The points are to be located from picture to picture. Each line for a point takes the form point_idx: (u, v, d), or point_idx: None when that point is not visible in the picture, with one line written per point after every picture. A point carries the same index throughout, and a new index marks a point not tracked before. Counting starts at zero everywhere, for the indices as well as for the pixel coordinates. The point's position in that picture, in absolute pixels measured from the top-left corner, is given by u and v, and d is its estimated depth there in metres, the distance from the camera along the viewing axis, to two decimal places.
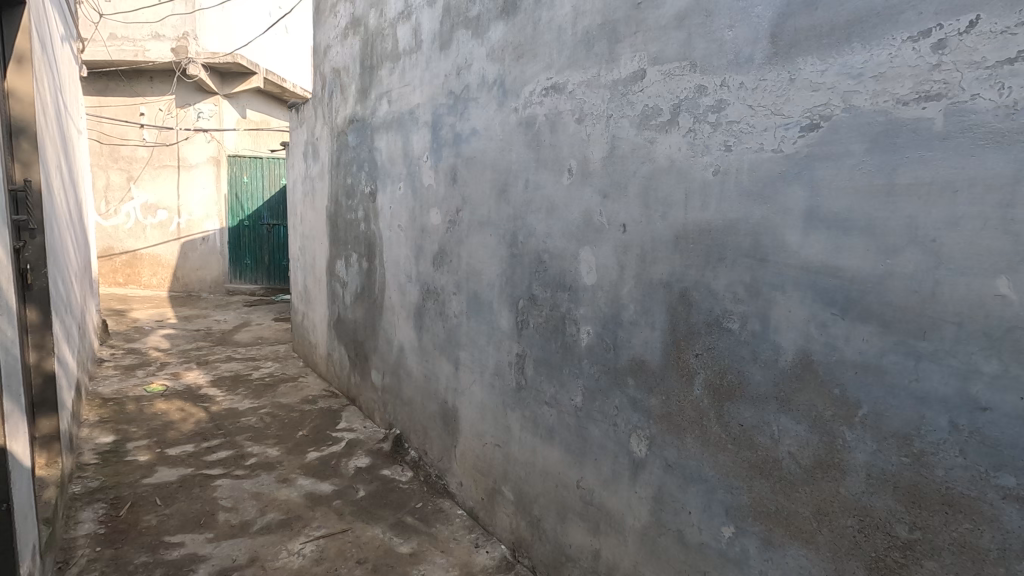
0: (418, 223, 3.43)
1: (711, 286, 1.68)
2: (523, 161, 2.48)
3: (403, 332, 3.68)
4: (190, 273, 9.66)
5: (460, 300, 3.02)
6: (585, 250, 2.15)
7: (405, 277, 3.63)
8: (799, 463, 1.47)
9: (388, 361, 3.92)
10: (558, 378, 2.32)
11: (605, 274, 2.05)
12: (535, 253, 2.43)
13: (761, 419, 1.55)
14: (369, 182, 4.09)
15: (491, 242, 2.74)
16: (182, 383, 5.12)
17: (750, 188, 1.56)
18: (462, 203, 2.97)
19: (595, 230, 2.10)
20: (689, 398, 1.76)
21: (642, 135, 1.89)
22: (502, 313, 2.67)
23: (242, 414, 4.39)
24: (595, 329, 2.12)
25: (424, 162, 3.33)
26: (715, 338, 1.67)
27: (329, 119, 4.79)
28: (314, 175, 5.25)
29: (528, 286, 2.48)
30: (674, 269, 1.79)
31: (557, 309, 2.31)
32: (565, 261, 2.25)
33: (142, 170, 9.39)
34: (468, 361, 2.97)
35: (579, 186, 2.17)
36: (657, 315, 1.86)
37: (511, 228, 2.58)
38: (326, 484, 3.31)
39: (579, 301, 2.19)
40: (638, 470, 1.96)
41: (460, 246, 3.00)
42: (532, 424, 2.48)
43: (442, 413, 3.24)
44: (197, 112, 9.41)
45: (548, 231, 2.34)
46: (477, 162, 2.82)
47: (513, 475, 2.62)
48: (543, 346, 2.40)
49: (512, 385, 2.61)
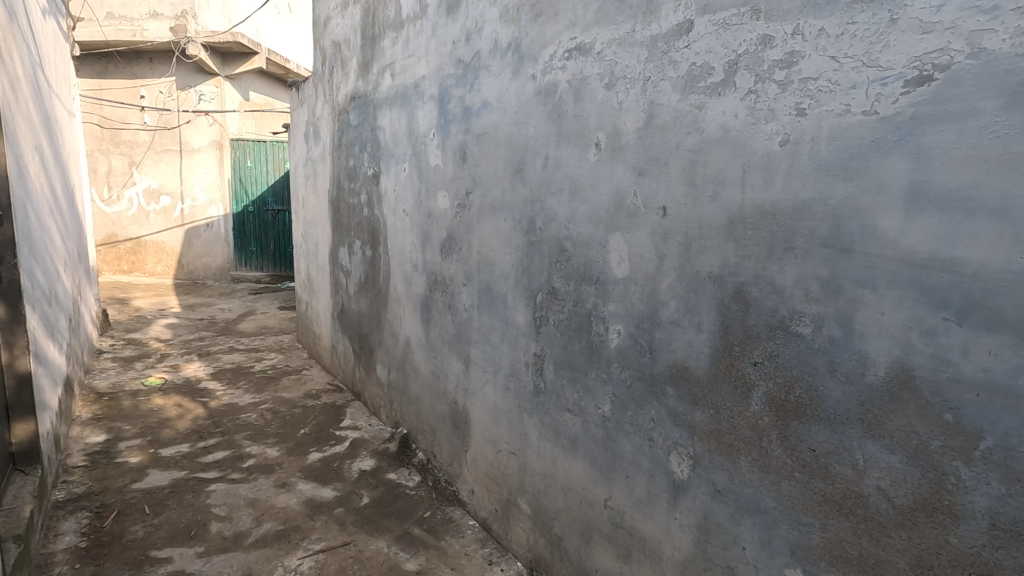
0: (424, 208, 3.15)
1: (775, 281, 1.39)
2: (542, 136, 2.19)
3: (409, 326, 3.42)
4: (195, 260, 9.48)
5: (471, 292, 2.75)
6: (615, 238, 1.86)
7: (410, 266, 3.36)
8: (892, 502, 1.19)
9: (394, 357, 3.67)
10: (582, 383, 2.04)
11: (640, 266, 1.77)
12: (555, 240, 2.14)
13: (841, 445, 1.27)
14: (372, 164, 3.80)
15: (505, 228, 2.45)
16: (181, 376, 4.92)
17: (831, 161, 1.26)
18: (473, 185, 2.68)
19: (627, 214, 1.81)
20: (743, 414, 1.48)
21: (688, 100, 1.58)
22: (517, 308, 2.39)
23: (242, 411, 4.18)
24: (627, 329, 1.83)
25: (431, 140, 3.03)
26: (779, 344, 1.39)
27: (330, 97, 4.50)
28: (315, 157, 4.97)
29: (548, 278, 2.20)
30: (726, 260, 1.50)
31: (581, 305, 2.03)
32: (590, 250, 1.97)
33: (144, 155, 9.16)
34: (479, 360, 2.70)
35: (608, 163, 1.87)
36: (704, 316, 1.58)
37: (528, 212, 2.29)
38: (327, 489, 3.09)
39: (607, 295, 1.90)
40: (679, 494, 1.69)
41: (471, 233, 2.72)
42: (553, 433, 2.21)
43: (451, 414, 2.99)
44: (199, 94, 9.15)
45: (572, 215, 2.05)
46: (489, 139, 2.53)
47: (530, 487, 2.37)
48: (564, 346, 2.13)
49: (530, 389, 2.34)
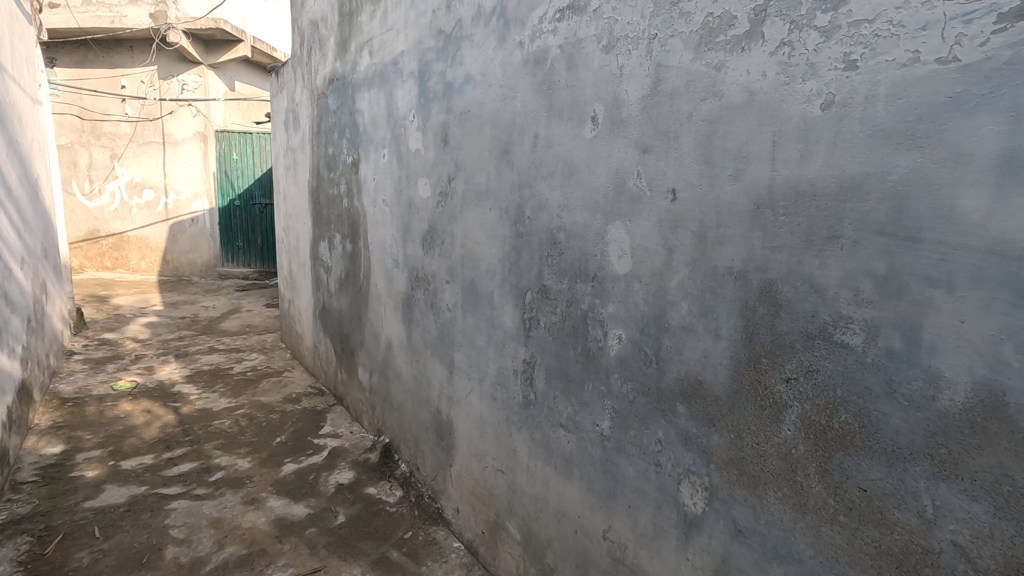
0: (404, 199, 2.87)
1: (814, 279, 1.12)
2: (531, 112, 1.91)
3: (391, 327, 3.14)
4: (180, 256, 9.19)
5: (454, 290, 2.47)
6: (615, 227, 1.58)
7: (391, 262, 3.08)
8: (973, 563, 0.93)
9: (375, 360, 3.40)
10: (578, 396, 1.77)
11: (644, 260, 1.50)
12: (546, 231, 1.87)
13: (902, 487, 1.01)
14: (351, 151, 3.52)
15: (490, 218, 2.18)
16: (154, 379, 4.64)
17: (891, 125, 0.99)
18: (456, 171, 2.40)
19: (629, 199, 1.54)
20: (772, 441, 1.22)
21: (703, 59, 1.31)
22: (504, 308, 2.12)
23: (215, 417, 3.91)
24: (629, 335, 1.56)
25: (411, 122, 2.75)
26: (819, 358, 1.12)
27: (308, 81, 4.20)
28: (295, 146, 4.68)
29: (538, 274, 1.93)
30: (751, 253, 1.23)
31: (576, 306, 1.76)
32: (585, 242, 1.70)
33: (125, 147, 8.86)
34: (464, 366, 2.43)
35: (607, 140, 1.60)
36: (722, 320, 1.31)
37: (516, 200, 2.02)
38: (299, 506, 2.82)
39: (606, 295, 1.63)
40: (691, 531, 1.42)
41: (454, 224, 2.44)
42: (544, 451, 1.95)
43: (435, 424, 2.72)
44: (182, 84, 8.84)
45: (564, 202, 1.78)
46: (472, 118, 2.25)
47: (519, 509, 2.10)
48: (557, 353, 1.86)
49: (518, 400, 2.07)
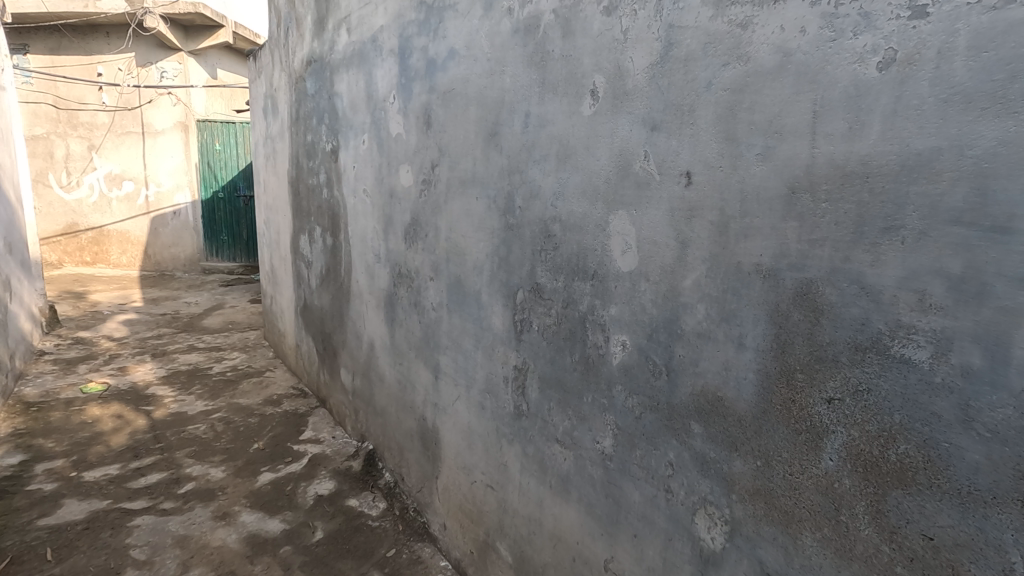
0: (385, 188, 2.65)
1: (864, 280, 0.92)
2: (522, 88, 1.69)
3: (373, 326, 2.93)
4: (162, 250, 8.91)
5: (439, 288, 2.26)
6: (619, 217, 1.38)
7: (372, 256, 2.86)
8: None
9: (358, 361, 3.19)
10: (575, 409, 1.57)
11: (653, 256, 1.29)
12: (539, 222, 1.66)
13: (981, 538, 0.81)
14: (331, 137, 3.28)
15: (477, 208, 1.96)
16: (128, 381, 4.41)
17: (974, 86, 0.78)
18: (440, 156, 2.17)
19: (634, 185, 1.33)
20: (810, 472, 1.02)
21: (724, 16, 1.10)
22: (493, 308, 1.92)
23: (190, 422, 3.69)
24: (635, 341, 1.36)
25: (391, 105, 2.52)
26: (871, 376, 0.92)
27: (286, 64, 3.95)
28: (274, 134, 4.43)
29: (530, 271, 1.72)
30: (785, 248, 1.03)
31: (573, 307, 1.55)
32: (583, 235, 1.50)
33: (103, 138, 8.54)
34: (450, 371, 2.22)
35: (608, 117, 1.39)
36: (747, 326, 1.11)
37: (505, 187, 1.80)
38: (275, 521, 2.61)
39: (608, 296, 1.43)
40: (708, 570, 1.23)
41: (438, 216, 2.22)
42: (538, 468, 1.75)
43: (420, 433, 2.52)
44: (161, 72, 8.53)
45: (560, 189, 1.57)
46: (457, 97, 2.03)
47: (511, 530, 1.91)
48: (552, 359, 1.65)
49: (509, 410, 1.87)
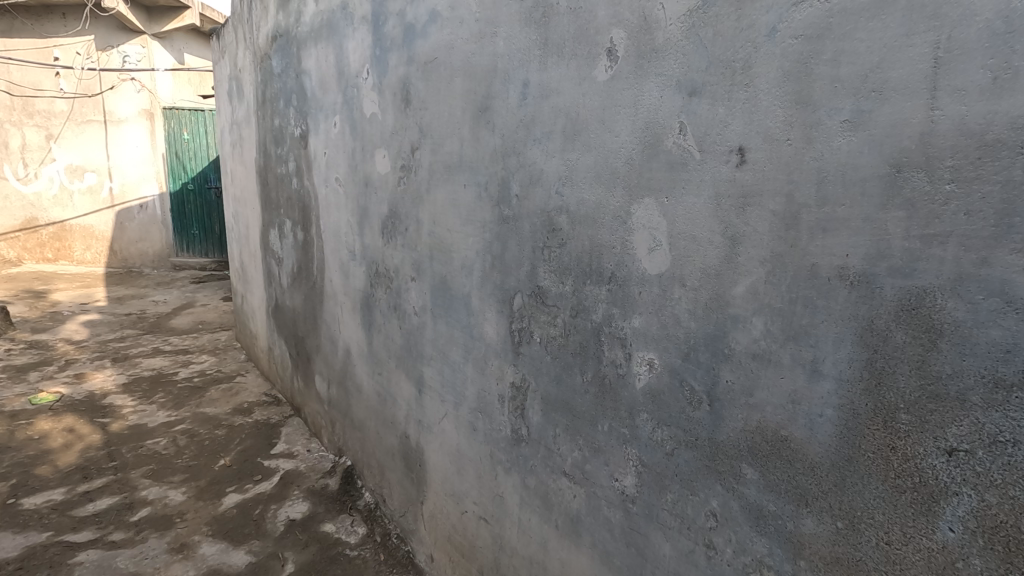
0: (360, 176, 2.35)
1: (1011, 291, 0.66)
2: (518, 52, 1.41)
3: (349, 331, 2.64)
4: (129, 246, 8.45)
5: (421, 290, 1.98)
6: (645, 207, 1.11)
7: (347, 253, 2.56)
8: None
9: (333, 369, 2.90)
10: (587, 438, 1.31)
11: (691, 256, 1.03)
12: (542, 214, 1.38)
13: None
14: (299, 121, 2.95)
15: (465, 197, 1.68)
16: (83, 390, 4.05)
17: None
18: (420, 138, 1.88)
19: (666, 166, 1.06)
20: (916, 544, 0.77)
21: None
22: (485, 315, 1.64)
23: (149, 435, 3.36)
24: (665, 360, 1.10)
25: (364, 81, 2.21)
26: (1019, 424, 0.67)
27: (250, 41, 3.59)
28: (240, 120, 4.07)
29: (530, 273, 1.45)
30: (884, 247, 0.77)
31: (585, 317, 1.29)
32: (597, 229, 1.23)
33: (62, 126, 8.02)
34: (435, 384, 1.95)
35: (632, 82, 1.11)
36: (825, 349, 0.85)
37: (499, 172, 1.52)
38: (239, 552, 2.32)
39: (630, 305, 1.17)
40: None
41: (419, 207, 1.93)
42: (541, 503, 1.49)
43: (402, 452, 2.24)
44: (123, 55, 8.03)
45: (567, 172, 1.29)
46: (439, 68, 1.73)
47: (508, 571, 1.65)
48: (558, 378, 1.39)
49: (505, 434, 1.60)
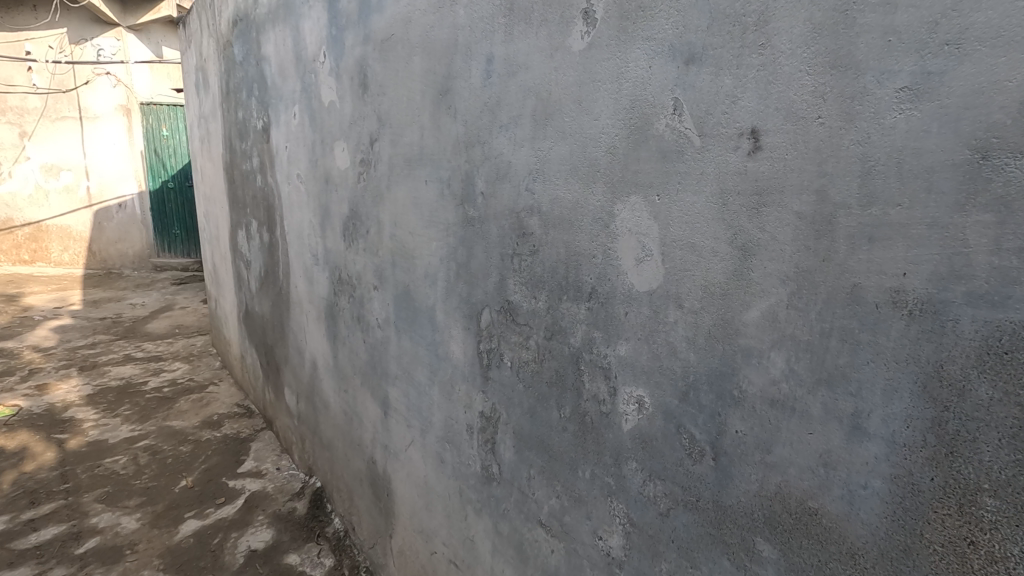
0: (320, 172, 2.11)
1: None
2: (481, 21, 1.18)
3: (315, 342, 2.41)
4: (108, 247, 8.18)
5: (384, 300, 1.75)
6: (631, 207, 0.88)
7: (311, 257, 2.33)
8: None
9: (301, 382, 2.67)
10: (566, 485, 1.09)
11: (689, 270, 0.80)
12: (511, 216, 1.16)
13: None
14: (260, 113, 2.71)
15: (427, 196, 1.45)
16: (43, 403, 3.81)
17: None
18: (379, 128, 1.65)
19: (656, 155, 0.84)
20: None
21: None
22: (451, 332, 1.42)
23: (107, 454, 3.13)
24: (658, 399, 0.88)
25: (322, 66, 1.97)
26: None
27: (213, 28, 3.34)
28: (207, 114, 3.82)
29: (499, 285, 1.22)
30: (961, 266, 0.55)
31: (561, 340, 1.07)
32: (574, 234, 1.00)
33: (35, 123, 7.70)
34: (401, 407, 1.73)
35: (614, 50, 0.89)
36: (871, 400, 0.63)
37: (463, 166, 1.29)
38: None
39: (614, 329, 0.95)
40: None
41: (380, 206, 1.70)
42: (515, 554, 1.27)
43: (370, 478, 2.02)
44: (98, 49, 7.77)
45: (539, 165, 1.06)
46: (397, 46, 1.50)
47: None
48: (531, 411, 1.17)
49: (475, 470, 1.38)
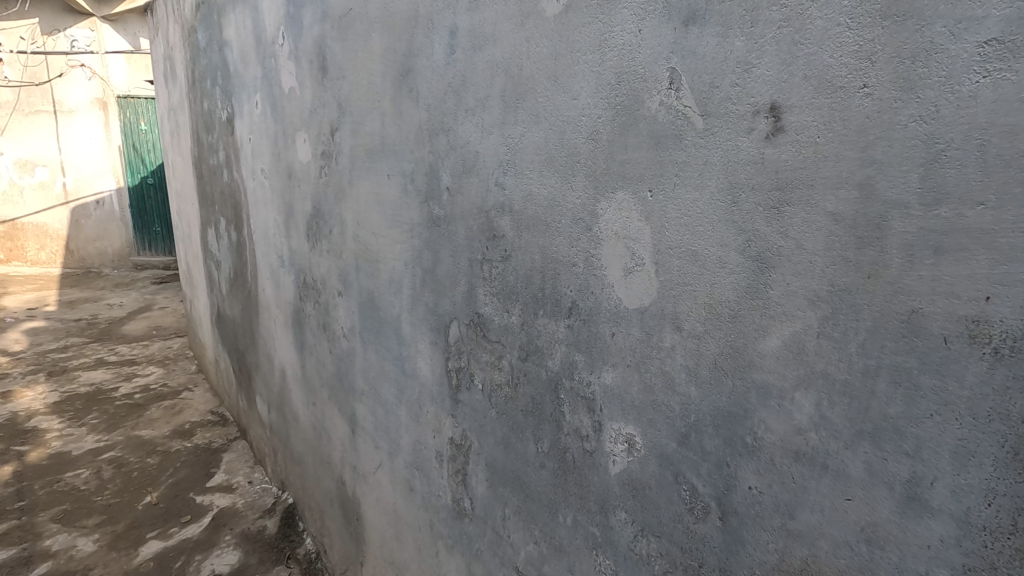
0: (283, 166, 1.93)
1: None
2: None
3: (283, 350, 2.24)
4: (86, 245, 7.94)
5: (349, 307, 1.58)
6: (617, 205, 0.72)
7: (276, 259, 2.15)
8: None
9: (271, 391, 2.50)
10: (545, 530, 0.94)
11: (690, 285, 0.64)
12: (479, 217, 0.99)
13: None
14: (224, 103, 2.52)
15: (390, 192, 1.28)
16: (6, 411, 3.61)
17: None
18: (340, 116, 1.48)
19: (649, 141, 0.67)
20: None
21: None
22: (418, 346, 1.25)
23: (69, 467, 2.94)
24: (652, 440, 0.72)
25: (281, 48, 1.79)
26: None
27: (178, 13, 3.13)
28: (175, 106, 3.61)
29: (468, 296, 1.06)
30: None
31: (538, 362, 0.91)
32: (551, 237, 0.84)
33: (8, 118, 7.44)
34: (368, 426, 1.56)
35: (595, 14, 0.72)
36: (936, 465, 0.47)
37: (426, 157, 1.13)
38: None
39: (598, 352, 0.79)
40: None
41: (342, 204, 1.53)
42: None
43: (340, 499, 1.86)
44: (71, 40, 7.49)
45: (509, 155, 0.90)
46: (355, 22, 1.32)
47: None
48: (505, 442, 1.01)
49: (446, 502, 1.22)
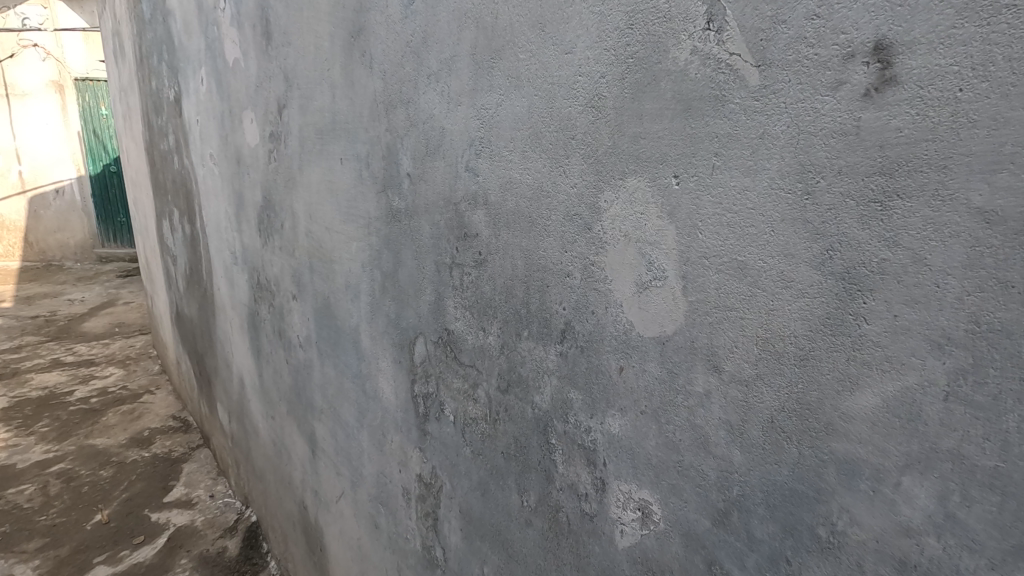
0: (231, 150, 1.70)
1: None
2: None
3: (240, 356, 2.02)
4: (47, 237, 7.54)
5: (304, 313, 1.37)
6: (628, 197, 0.53)
7: (229, 255, 1.93)
8: None
9: (231, 399, 2.28)
10: None
11: (738, 310, 0.45)
12: (448, 211, 0.79)
13: None
14: (171, 81, 2.26)
15: (343, 180, 1.07)
16: None
17: None
18: (286, 90, 1.25)
19: (675, 106, 0.48)
20: None
21: None
22: (379, 364, 1.05)
23: (12, 482, 2.70)
24: (676, 513, 0.54)
25: (223, 13, 1.55)
26: None
27: None
28: (126, 87, 3.31)
29: (435, 308, 0.86)
30: None
31: (521, 396, 0.71)
32: (537, 239, 0.64)
33: None
34: (328, 448, 1.36)
35: None
36: None
37: (383, 137, 0.92)
38: None
39: (601, 391, 0.60)
40: None
41: (293, 194, 1.32)
42: None
43: (302, 523, 1.66)
44: (21, 18, 6.95)
45: (483, 132, 0.70)
46: None
47: None
48: (483, 487, 0.82)
49: (414, 547, 1.03)
